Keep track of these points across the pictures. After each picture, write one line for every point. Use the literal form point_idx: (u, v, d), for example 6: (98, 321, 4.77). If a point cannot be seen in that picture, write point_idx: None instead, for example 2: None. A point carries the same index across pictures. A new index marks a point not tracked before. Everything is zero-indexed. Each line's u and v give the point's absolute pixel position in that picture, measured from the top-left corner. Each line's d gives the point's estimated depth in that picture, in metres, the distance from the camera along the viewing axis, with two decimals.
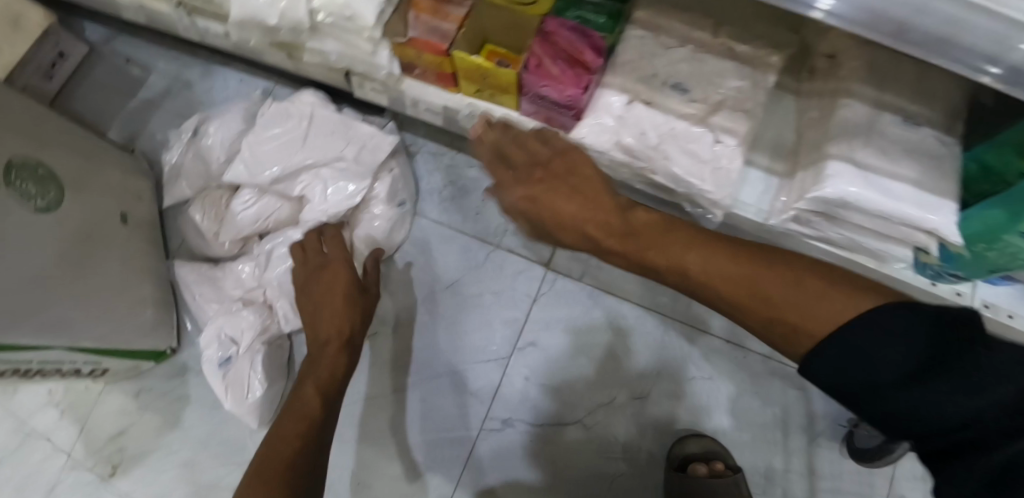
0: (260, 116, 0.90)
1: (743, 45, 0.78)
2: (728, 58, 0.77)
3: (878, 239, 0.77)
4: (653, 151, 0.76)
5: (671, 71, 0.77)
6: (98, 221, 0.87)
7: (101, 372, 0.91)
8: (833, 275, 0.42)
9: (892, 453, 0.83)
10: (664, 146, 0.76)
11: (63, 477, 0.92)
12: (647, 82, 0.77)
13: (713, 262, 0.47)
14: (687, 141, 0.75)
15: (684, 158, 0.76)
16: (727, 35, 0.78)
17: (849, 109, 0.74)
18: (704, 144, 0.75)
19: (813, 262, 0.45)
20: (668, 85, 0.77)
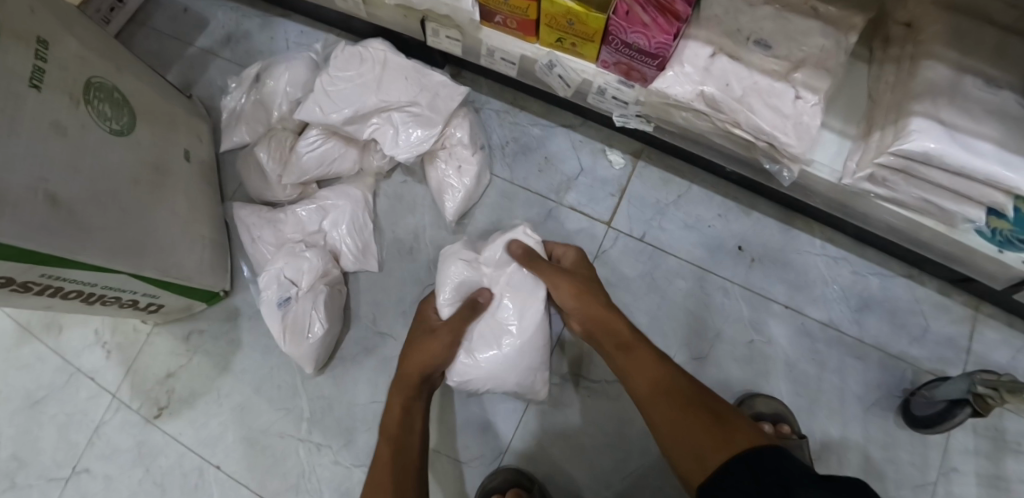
0: (333, 59, 0.89)
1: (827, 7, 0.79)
2: (812, 17, 0.78)
3: (953, 200, 0.75)
4: (735, 103, 0.76)
5: (754, 28, 0.77)
6: (162, 153, 0.86)
7: (157, 309, 0.90)
8: (711, 425, 0.59)
9: (955, 419, 0.82)
10: (748, 99, 0.76)
11: (111, 416, 0.94)
12: (733, 39, 0.78)
13: (656, 404, 0.64)
14: (769, 95, 0.76)
15: (766, 112, 0.76)
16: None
17: (930, 70, 0.74)
18: (787, 100, 0.76)
19: (714, 408, 0.61)
20: (752, 40, 0.77)
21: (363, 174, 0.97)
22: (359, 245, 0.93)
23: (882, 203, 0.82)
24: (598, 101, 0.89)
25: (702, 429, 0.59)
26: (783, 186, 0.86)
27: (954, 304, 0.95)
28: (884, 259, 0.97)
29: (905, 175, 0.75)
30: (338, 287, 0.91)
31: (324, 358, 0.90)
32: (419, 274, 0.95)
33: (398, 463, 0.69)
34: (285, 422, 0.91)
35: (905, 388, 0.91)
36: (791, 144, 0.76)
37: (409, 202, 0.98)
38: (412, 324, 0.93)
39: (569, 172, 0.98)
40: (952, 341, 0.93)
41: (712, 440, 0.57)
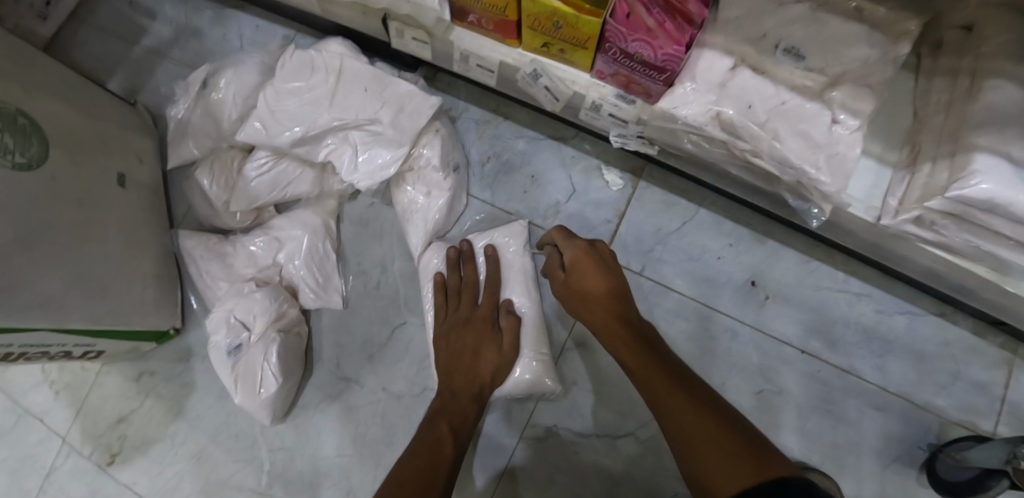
0: (279, 67, 0.75)
1: (875, 10, 0.64)
2: (856, 21, 0.63)
3: (1012, 250, 0.63)
4: (758, 129, 0.63)
5: (782, 33, 0.63)
6: (89, 183, 0.75)
7: (97, 355, 0.81)
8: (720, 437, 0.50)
9: (988, 490, 0.74)
10: (773, 124, 0.62)
11: (62, 462, 0.87)
12: (756, 47, 0.63)
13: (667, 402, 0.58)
14: (798, 120, 0.62)
15: (795, 141, 0.62)
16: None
17: (997, 91, 0.60)
18: (820, 125, 0.62)
19: (719, 422, 0.52)
20: (780, 49, 0.62)
21: (324, 196, 0.84)
22: (319, 279, 0.82)
23: (926, 247, 0.69)
24: (592, 117, 0.75)
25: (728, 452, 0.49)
26: (813, 226, 0.72)
27: (992, 347, 0.84)
28: (916, 296, 0.85)
29: (958, 220, 0.62)
30: (297, 328, 0.81)
31: (284, 408, 0.80)
32: (387, 312, 0.85)
33: (432, 473, 0.62)
34: (244, 475, 0.83)
35: (932, 443, 0.82)
36: (825, 182, 0.63)
37: (376, 228, 0.87)
38: (382, 368, 0.83)
39: (557, 193, 0.86)
40: (987, 389, 0.83)
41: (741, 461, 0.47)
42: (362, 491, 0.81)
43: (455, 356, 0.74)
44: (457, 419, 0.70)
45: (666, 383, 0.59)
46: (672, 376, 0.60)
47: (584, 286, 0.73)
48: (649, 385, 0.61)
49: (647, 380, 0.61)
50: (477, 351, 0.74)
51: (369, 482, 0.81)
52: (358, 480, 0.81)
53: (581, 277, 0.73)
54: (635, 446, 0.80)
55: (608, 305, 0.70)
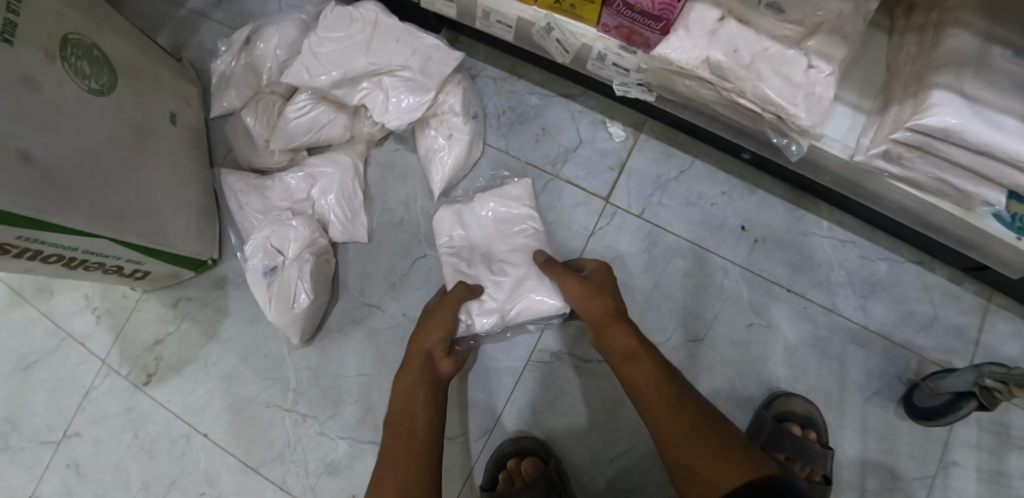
0: (322, 19, 0.85)
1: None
2: None
3: (972, 181, 0.71)
4: (743, 69, 0.71)
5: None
6: (146, 116, 0.84)
7: (142, 275, 0.88)
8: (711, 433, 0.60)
9: (958, 411, 0.80)
10: (756, 66, 0.71)
11: (100, 382, 0.92)
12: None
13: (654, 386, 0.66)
14: (780, 63, 0.71)
15: (776, 80, 0.71)
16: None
17: (956, 39, 0.69)
18: (798, 68, 0.71)
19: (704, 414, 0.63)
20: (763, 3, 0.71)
21: (354, 140, 0.94)
22: (348, 214, 0.90)
23: (896, 183, 0.77)
24: (597, 67, 0.83)
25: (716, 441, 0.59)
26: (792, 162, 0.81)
27: (965, 292, 0.91)
28: (895, 244, 0.93)
29: (921, 152, 0.71)
30: (326, 256, 0.89)
31: (311, 329, 0.88)
32: (408, 247, 0.93)
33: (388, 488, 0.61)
34: (272, 392, 0.90)
35: (908, 378, 0.89)
36: (802, 118, 0.71)
37: (401, 172, 0.95)
38: (403, 297, 0.91)
39: (566, 143, 0.94)
40: (961, 330, 0.90)
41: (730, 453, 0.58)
42: (381, 407, 0.88)
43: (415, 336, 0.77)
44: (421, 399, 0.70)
45: (686, 429, 0.61)
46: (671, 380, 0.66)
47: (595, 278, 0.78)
48: (660, 424, 0.63)
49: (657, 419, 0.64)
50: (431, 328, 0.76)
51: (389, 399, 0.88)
52: (379, 397, 0.88)
53: (600, 281, 0.77)
54: None
55: (610, 302, 0.74)
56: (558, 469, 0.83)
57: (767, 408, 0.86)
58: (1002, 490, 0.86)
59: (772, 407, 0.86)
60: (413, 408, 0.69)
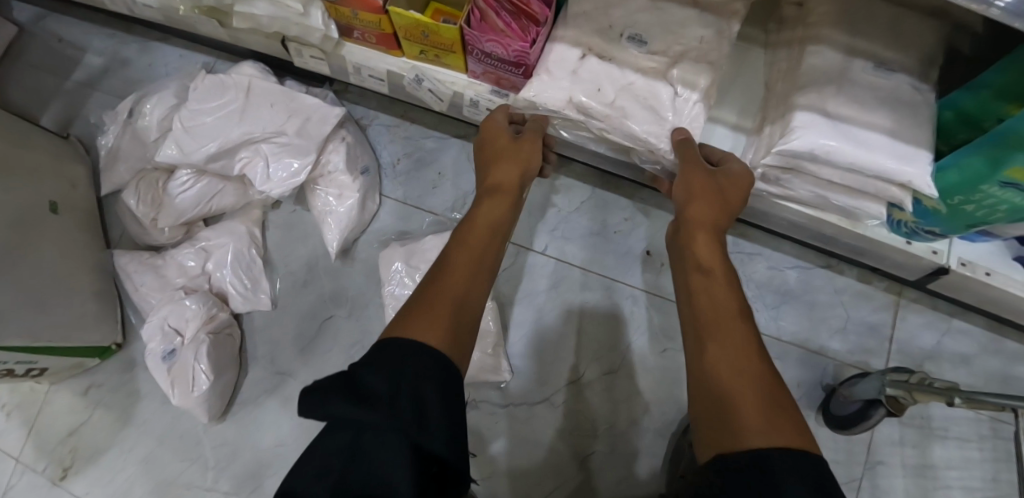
0: (193, 91, 0.84)
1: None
2: (689, 6, 0.70)
3: (851, 196, 0.70)
4: (608, 108, 0.70)
5: (627, 24, 0.70)
6: (21, 211, 0.80)
7: (41, 372, 0.86)
8: (771, 390, 0.44)
9: (870, 419, 0.79)
10: (619, 102, 0.70)
11: (15, 481, 0.90)
12: (606, 32, 0.70)
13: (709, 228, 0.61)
14: (644, 96, 0.70)
15: (643, 114, 0.70)
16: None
17: (817, 56, 0.69)
18: (664, 99, 0.70)
19: (768, 385, 0.44)
20: (624, 36, 0.69)
21: (248, 207, 0.92)
22: (247, 283, 0.88)
23: (781, 202, 0.76)
24: (474, 113, 0.82)
25: (771, 403, 0.42)
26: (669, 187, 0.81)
27: (875, 291, 0.91)
28: (802, 251, 0.93)
29: (796, 173, 0.70)
30: (229, 330, 0.87)
31: (221, 406, 0.86)
32: (315, 308, 0.91)
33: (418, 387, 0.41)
34: (191, 472, 0.88)
35: (826, 384, 0.88)
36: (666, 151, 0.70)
37: (301, 232, 0.94)
38: (315, 360, 0.90)
39: (464, 186, 0.93)
40: (875, 329, 0.90)
41: (773, 404, 0.42)
42: None
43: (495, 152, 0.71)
44: (444, 322, 0.47)
45: (742, 370, 0.45)
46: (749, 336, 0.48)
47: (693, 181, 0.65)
48: (715, 365, 0.46)
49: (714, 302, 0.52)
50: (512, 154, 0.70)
51: None
52: None
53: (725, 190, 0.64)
54: (552, 410, 0.86)
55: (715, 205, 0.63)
56: None
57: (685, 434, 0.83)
58: (929, 483, 0.86)
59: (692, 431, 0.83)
60: (461, 316, 0.49)
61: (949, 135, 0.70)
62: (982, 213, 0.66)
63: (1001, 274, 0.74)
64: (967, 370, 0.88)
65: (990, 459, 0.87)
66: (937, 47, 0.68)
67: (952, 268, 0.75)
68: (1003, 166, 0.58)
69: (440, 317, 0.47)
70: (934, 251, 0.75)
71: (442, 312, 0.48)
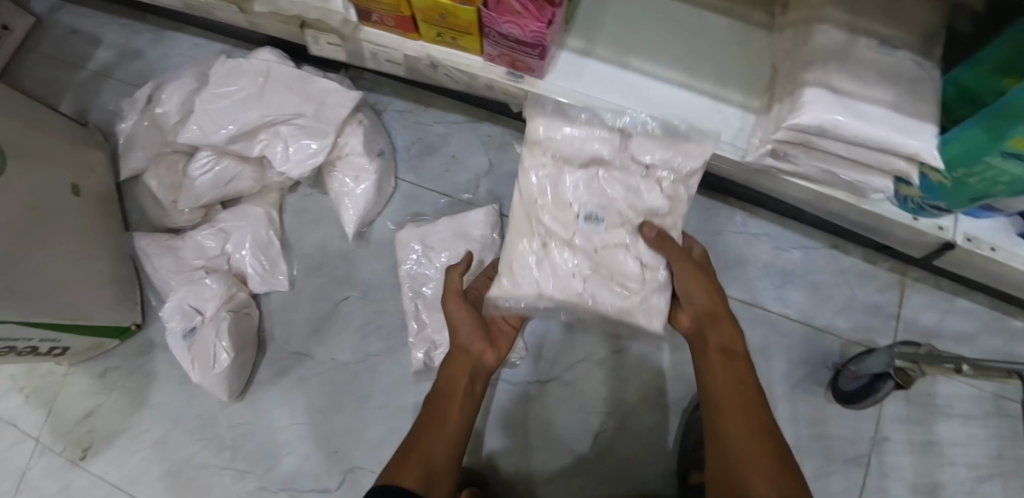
0: (212, 75, 0.85)
1: (657, 161, 0.71)
2: (641, 175, 0.70)
3: (858, 170, 0.72)
4: (578, 297, 0.70)
5: (583, 199, 0.70)
6: (45, 192, 0.82)
7: (61, 351, 0.87)
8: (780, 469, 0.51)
9: (878, 393, 0.81)
10: (590, 285, 0.70)
11: (33, 462, 0.91)
12: (563, 212, 0.70)
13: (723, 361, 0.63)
14: (612, 273, 0.70)
15: (611, 292, 0.70)
16: (634, 150, 0.70)
17: (824, 35, 0.70)
18: (630, 272, 0.70)
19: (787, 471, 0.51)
20: (582, 217, 0.70)
21: (265, 190, 0.94)
22: (265, 264, 0.90)
23: (791, 179, 0.78)
24: (490, 94, 0.84)
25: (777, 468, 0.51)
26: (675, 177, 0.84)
27: (879, 271, 0.93)
28: (807, 233, 0.95)
29: (804, 148, 0.72)
30: (247, 310, 0.89)
31: (239, 385, 0.88)
32: (330, 290, 0.93)
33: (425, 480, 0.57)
34: (208, 452, 0.89)
35: (835, 362, 0.90)
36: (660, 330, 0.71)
37: (315, 215, 0.95)
38: (329, 341, 0.91)
39: (476, 169, 0.95)
40: (879, 308, 0.92)
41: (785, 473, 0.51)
42: (318, 456, 0.88)
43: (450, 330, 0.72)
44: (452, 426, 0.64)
45: (758, 450, 0.53)
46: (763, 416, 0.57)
47: (695, 284, 0.68)
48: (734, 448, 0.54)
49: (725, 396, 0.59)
50: (458, 324, 0.71)
51: (324, 445, 0.88)
52: (314, 443, 0.88)
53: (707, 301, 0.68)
54: (564, 388, 0.88)
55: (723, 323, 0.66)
56: None
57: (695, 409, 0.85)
58: (934, 459, 0.87)
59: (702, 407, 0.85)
60: (434, 455, 0.60)
61: (949, 112, 0.72)
62: (985, 186, 0.67)
63: (1005, 250, 0.76)
64: (970, 348, 0.90)
65: (994, 435, 0.88)
66: (938, 26, 0.71)
67: (958, 243, 0.77)
68: (1004, 137, 0.60)
69: (419, 473, 0.57)
70: (941, 227, 0.77)
71: (420, 462, 0.58)
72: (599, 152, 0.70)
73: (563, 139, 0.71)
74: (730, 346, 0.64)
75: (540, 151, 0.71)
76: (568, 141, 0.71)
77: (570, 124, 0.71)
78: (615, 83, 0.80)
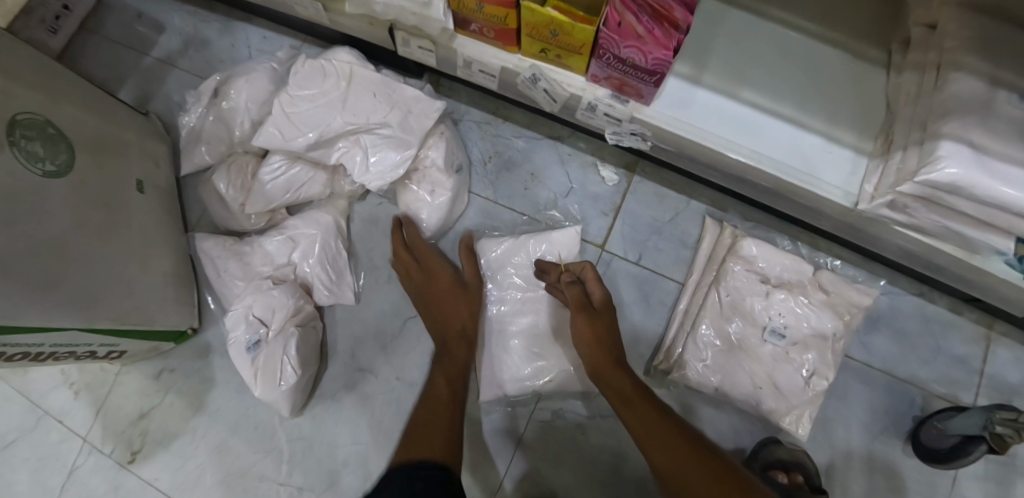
0: (292, 75, 0.80)
1: (841, 295, 0.81)
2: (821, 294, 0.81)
3: (977, 229, 0.69)
4: (746, 399, 0.80)
5: (769, 316, 0.81)
6: (114, 187, 0.78)
7: (119, 354, 0.84)
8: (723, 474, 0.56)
9: (968, 456, 0.78)
10: (761, 392, 0.80)
11: (83, 462, 0.88)
12: (750, 322, 0.81)
13: (609, 367, 0.68)
14: (779, 377, 0.80)
15: (774, 396, 0.79)
16: (823, 282, 0.81)
17: (960, 83, 0.65)
18: (796, 381, 0.80)
19: (712, 468, 0.57)
20: (767, 329, 0.80)
21: (335, 197, 0.89)
22: (333, 276, 0.86)
23: (900, 229, 0.75)
24: (588, 116, 0.80)
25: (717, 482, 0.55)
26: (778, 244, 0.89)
27: (967, 322, 0.90)
28: (895, 277, 0.91)
29: (927, 203, 0.68)
30: (313, 323, 0.85)
31: (302, 400, 0.85)
32: (399, 305, 0.89)
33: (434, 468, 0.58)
34: (265, 464, 0.86)
35: (915, 414, 0.88)
36: (790, 427, 0.79)
37: (385, 226, 0.92)
38: (395, 358, 0.88)
39: (556, 189, 0.91)
40: (964, 361, 0.89)
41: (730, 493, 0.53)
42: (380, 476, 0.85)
43: (429, 294, 0.81)
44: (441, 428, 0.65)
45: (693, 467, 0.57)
46: (681, 433, 0.61)
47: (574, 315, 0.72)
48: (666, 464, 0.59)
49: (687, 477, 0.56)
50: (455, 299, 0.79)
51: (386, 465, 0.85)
52: (377, 463, 0.85)
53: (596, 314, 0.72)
54: None
55: (607, 353, 0.69)
56: None
57: (754, 459, 0.82)
58: None
59: (760, 456, 0.82)
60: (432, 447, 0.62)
61: None
62: None
63: None
64: None
65: None
66: None
67: None
68: None
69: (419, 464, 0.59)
70: None
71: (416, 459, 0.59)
72: (794, 277, 0.81)
73: (761, 265, 0.81)
74: (666, 426, 0.62)
75: (739, 264, 0.82)
76: (766, 268, 0.82)
77: (769, 250, 0.81)
78: (728, 117, 0.76)
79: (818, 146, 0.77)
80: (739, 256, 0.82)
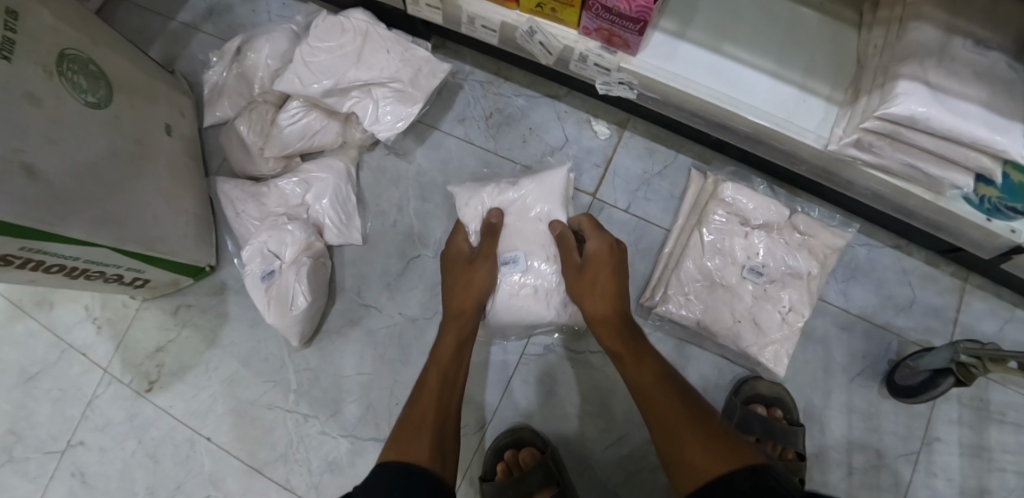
0: (314, 28, 0.88)
1: (818, 238, 0.86)
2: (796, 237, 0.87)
3: (940, 166, 0.73)
4: (726, 333, 0.85)
5: (748, 255, 0.86)
6: (145, 127, 0.86)
7: (142, 284, 0.90)
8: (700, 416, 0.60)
9: (937, 388, 0.82)
10: (739, 326, 0.85)
11: (103, 391, 0.94)
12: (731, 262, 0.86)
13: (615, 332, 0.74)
14: (758, 313, 0.85)
15: (752, 332, 0.84)
16: (802, 226, 0.87)
17: (919, 32, 0.71)
18: (774, 317, 0.84)
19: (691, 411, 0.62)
20: (746, 267, 0.86)
21: (346, 146, 0.96)
22: (342, 217, 0.93)
23: (870, 171, 0.80)
24: (580, 68, 0.87)
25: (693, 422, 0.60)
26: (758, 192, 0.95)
27: (942, 275, 0.95)
28: (872, 231, 0.97)
29: (890, 140, 0.73)
30: (323, 259, 0.91)
31: (310, 331, 0.90)
32: (403, 247, 0.96)
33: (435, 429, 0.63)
34: (273, 394, 0.92)
35: (891, 359, 0.92)
36: (766, 361, 0.84)
37: (392, 175, 0.98)
38: (399, 296, 0.94)
39: (553, 142, 0.97)
40: (939, 311, 0.93)
41: (699, 430, 0.58)
42: (382, 406, 0.91)
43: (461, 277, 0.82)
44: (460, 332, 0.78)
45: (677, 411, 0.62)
46: (674, 389, 0.65)
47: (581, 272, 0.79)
48: (653, 412, 0.64)
49: (665, 418, 0.62)
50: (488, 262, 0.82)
51: (387, 395, 0.91)
52: (379, 394, 0.91)
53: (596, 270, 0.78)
54: None
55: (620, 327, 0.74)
56: (556, 458, 0.86)
57: (736, 394, 0.89)
58: (984, 463, 0.88)
59: (740, 391, 0.89)
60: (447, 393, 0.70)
61: None
62: None
63: None
64: None
65: None
66: None
67: None
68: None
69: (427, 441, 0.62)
70: (1013, 230, 0.76)
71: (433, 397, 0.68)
72: (771, 219, 0.86)
73: (742, 207, 0.87)
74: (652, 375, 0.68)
75: (722, 208, 0.87)
76: (748, 210, 0.87)
77: (749, 194, 0.87)
78: (709, 68, 0.83)
79: (792, 96, 0.83)
80: (721, 200, 0.88)
